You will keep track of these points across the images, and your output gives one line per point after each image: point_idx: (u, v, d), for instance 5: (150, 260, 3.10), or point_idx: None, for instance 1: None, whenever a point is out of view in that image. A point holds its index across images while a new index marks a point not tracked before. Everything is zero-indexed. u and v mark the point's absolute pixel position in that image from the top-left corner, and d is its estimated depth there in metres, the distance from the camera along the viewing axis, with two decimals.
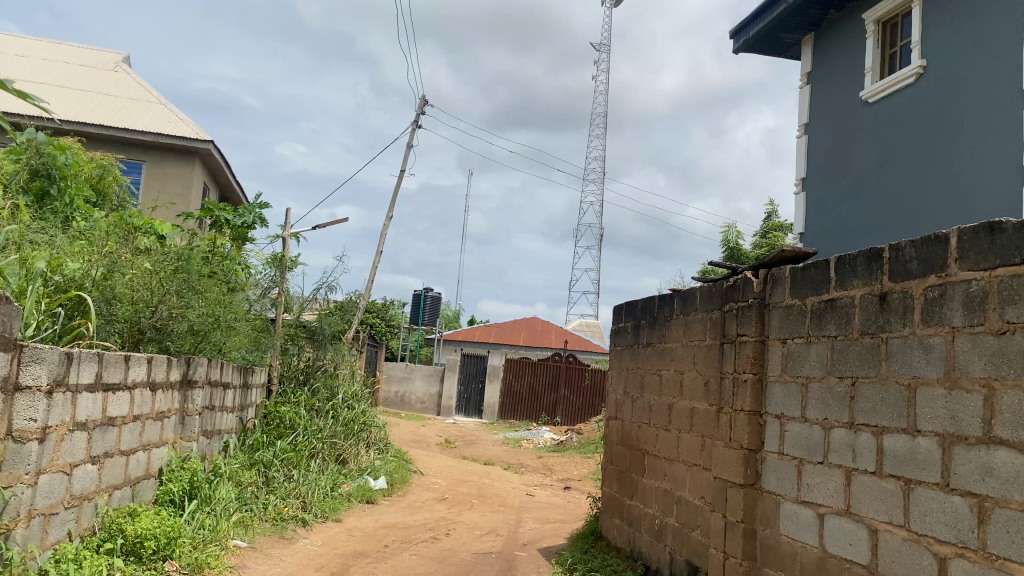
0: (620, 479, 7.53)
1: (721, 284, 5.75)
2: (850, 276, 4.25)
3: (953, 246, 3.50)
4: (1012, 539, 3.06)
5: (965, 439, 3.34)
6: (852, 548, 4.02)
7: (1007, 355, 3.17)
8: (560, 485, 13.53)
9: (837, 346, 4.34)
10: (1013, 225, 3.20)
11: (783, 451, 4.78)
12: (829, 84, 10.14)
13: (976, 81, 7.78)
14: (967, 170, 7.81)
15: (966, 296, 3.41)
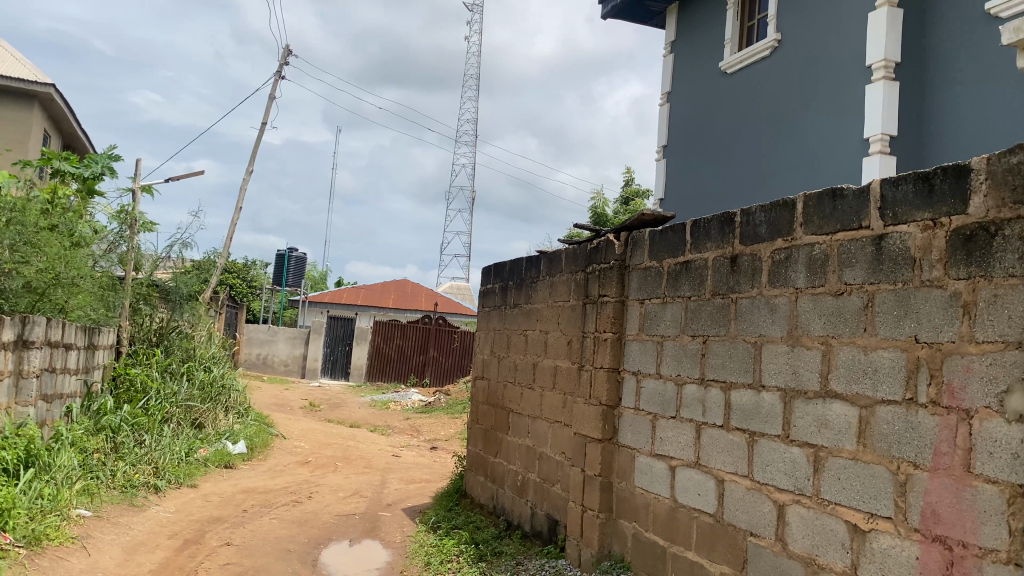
0: (485, 438, 7.62)
1: (585, 246, 5.85)
2: (705, 239, 4.42)
3: (798, 211, 3.70)
4: (842, 485, 3.29)
5: (804, 393, 3.56)
6: (700, 498, 4.22)
7: (843, 315, 3.38)
8: (426, 445, 13.57)
9: (691, 306, 4.50)
10: (853, 192, 3.39)
11: (639, 407, 4.95)
12: (691, 54, 10.44)
13: (822, 56, 8.17)
14: (811, 142, 8.24)
15: (809, 259, 3.61)
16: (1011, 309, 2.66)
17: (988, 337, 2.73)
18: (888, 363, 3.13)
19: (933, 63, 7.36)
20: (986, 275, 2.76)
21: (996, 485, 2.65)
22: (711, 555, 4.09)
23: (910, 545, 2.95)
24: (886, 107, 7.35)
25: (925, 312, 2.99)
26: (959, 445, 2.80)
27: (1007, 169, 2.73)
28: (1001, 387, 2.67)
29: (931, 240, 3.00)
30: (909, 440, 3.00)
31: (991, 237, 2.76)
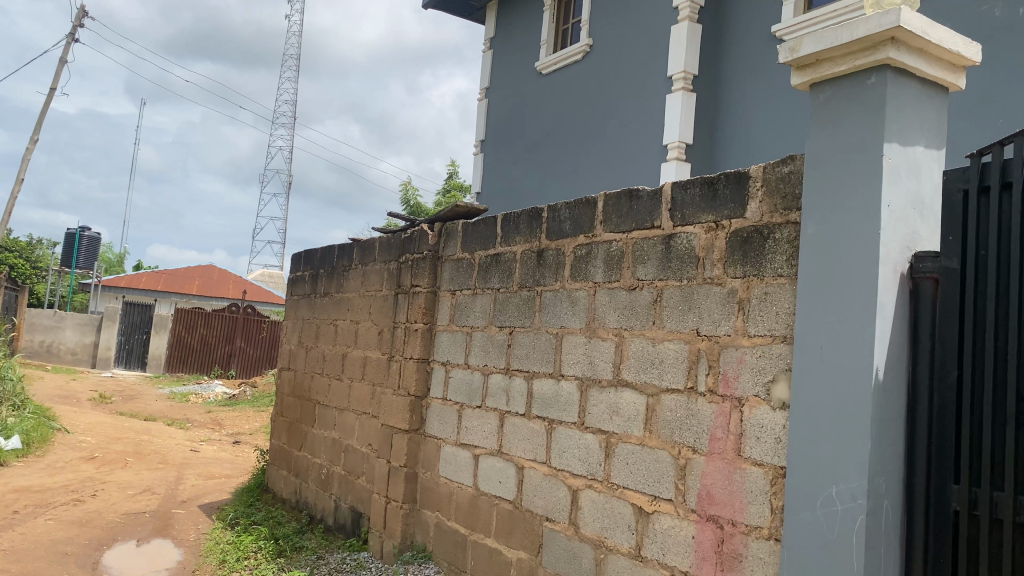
0: (289, 430, 7.38)
1: (398, 236, 5.81)
2: (514, 232, 4.51)
3: (599, 209, 3.86)
4: (630, 470, 3.48)
5: (598, 382, 3.72)
6: (501, 485, 4.31)
7: (636, 308, 3.56)
8: (229, 439, 12.96)
9: (499, 298, 4.59)
10: (647, 193, 3.58)
11: (446, 397, 4.98)
12: (510, 51, 10.63)
13: (630, 64, 8.57)
14: (617, 146, 8.64)
15: (607, 255, 3.77)
16: (779, 305, 2.90)
17: (759, 331, 2.97)
18: (673, 355, 3.33)
19: (727, 76, 7.88)
20: (759, 274, 3.00)
21: (761, 467, 2.89)
22: (508, 542, 4.19)
23: (687, 525, 3.16)
24: (682, 117, 7.82)
25: (706, 307, 3.21)
26: (732, 431, 3.03)
27: (780, 178, 2.98)
28: (768, 377, 2.91)
29: (713, 240, 3.22)
30: (690, 427, 3.21)
31: (763, 240, 3.00)
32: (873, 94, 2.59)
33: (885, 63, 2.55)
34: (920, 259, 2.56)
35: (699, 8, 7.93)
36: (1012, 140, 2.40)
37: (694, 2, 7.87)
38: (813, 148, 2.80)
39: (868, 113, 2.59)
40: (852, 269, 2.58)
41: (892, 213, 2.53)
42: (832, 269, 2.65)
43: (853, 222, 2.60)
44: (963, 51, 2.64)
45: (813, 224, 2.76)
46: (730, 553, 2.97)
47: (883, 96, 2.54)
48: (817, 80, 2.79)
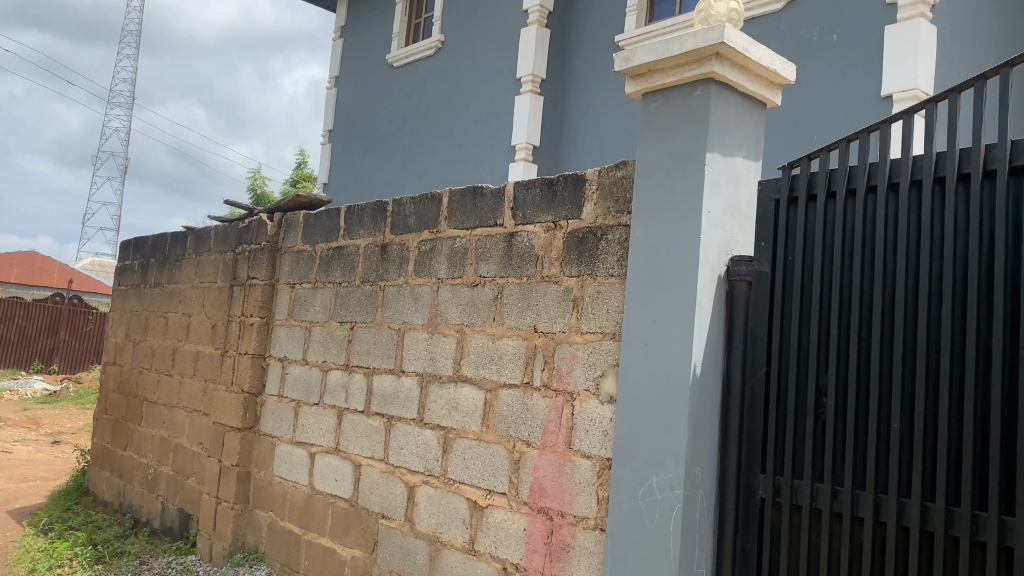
0: (113, 429, 6.93)
1: (235, 225, 5.58)
2: (357, 225, 4.44)
3: (444, 205, 3.86)
4: (466, 465, 3.50)
5: (439, 378, 3.72)
6: (337, 483, 4.24)
7: (477, 305, 3.59)
8: (47, 440, 12.01)
9: (340, 292, 4.50)
10: (491, 191, 3.62)
11: (283, 393, 4.83)
12: (361, 42, 10.45)
13: (482, 62, 8.63)
14: (467, 144, 8.69)
15: (450, 251, 3.78)
16: (610, 303, 3.01)
17: (591, 328, 3.07)
18: (510, 351, 3.39)
19: (573, 81, 8.09)
20: (593, 273, 3.09)
21: (589, 459, 2.99)
22: (343, 540, 4.12)
23: (519, 518, 3.22)
24: (530, 118, 7.97)
25: (544, 305, 3.27)
26: (564, 425, 3.11)
27: (613, 181, 3.08)
28: (598, 372, 3.01)
29: (551, 240, 3.30)
30: (524, 421, 3.27)
31: (598, 240, 3.10)
32: (699, 105, 2.72)
33: (710, 76, 2.69)
34: (737, 262, 2.73)
35: (548, 13, 8.10)
36: (817, 154, 2.59)
37: (544, 7, 8.03)
38: (643, 154, 2.92)
39: (693, 123, 2.73)
40: (676, 270, 2.72)
41: (712, 218, 2.68)
42: (658, 270, 2.78)
43: (678, 226, 2.73)
44: (779, 69, 2.83)
45: (641, 227, 2.88)
46: (558, 543, 3.05)
47: (707, 108, 2.69)
48: (647, 90, 2.91)
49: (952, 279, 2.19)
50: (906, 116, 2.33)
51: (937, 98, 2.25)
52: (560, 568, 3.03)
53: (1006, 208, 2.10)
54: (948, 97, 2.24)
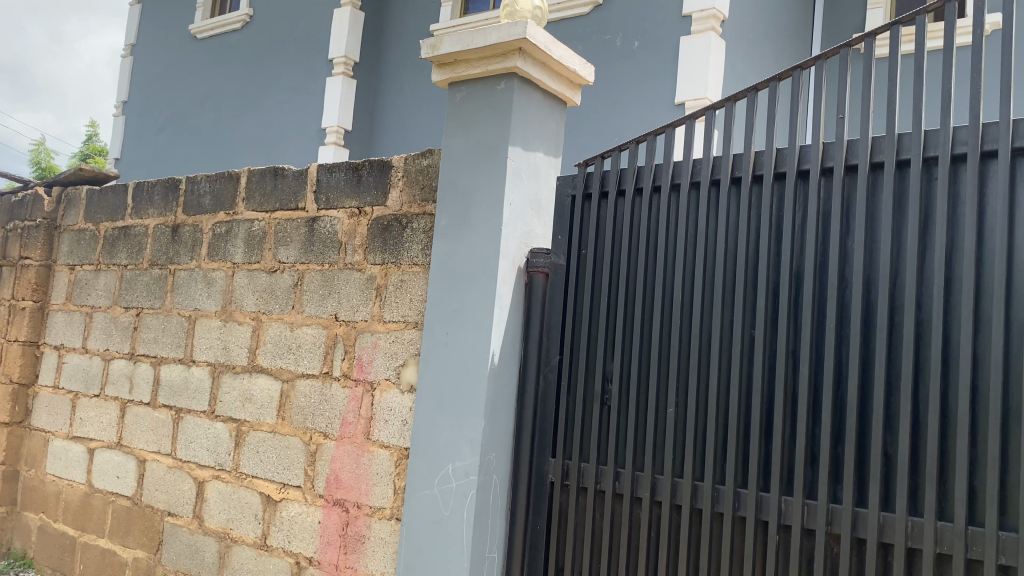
0: None
1: (6, 199, 5.05)
2: (147, 204, 4.15)
3: (241, 186, 3.68)
4: (260, 458, 3.37)
5: (232, 368, 3.55)
6: (118, 481, 3.95)
7: (275, 291, 3.46)
8: None
9: (126, 276, 4.18)
10: (293, 172, 3.49)
11: (58, 384, 4.43)
12: (162, 9, 9.78)
13: (293, 41, 8.34)
14: (276, 125, 8.37)
15: (248, 235, 3.61)
16: (413, 293, 2.98)
17: (394, 317, 3.03)
18: (309, 340, 3.29)
19: (387, 67, 7.99)
20: (396, 261, 3.05)
21: (387, 449, 2.96)
22: (124, 541, 3.85)
23: (314, 511, 3.15)
24: (342, 102, 7.78)
25: (345, 293, 3.20)
26: (362, 415, 3.06)
27: (419, 169, 3.05)
28: (398, 362, 2.99)
29: (355, 226, 3.22)
30: (322, 412, 3.19)
31: (402, 228, 3.06)
32: (502, 99, 2.74)
33: (513, 71, 2.72)
34: (536, 255, 2.78)
35: None
36: (610, 153, 2.68)
37: None
38: (447, 145, 2.90)
39: (497, 116, 2.75)
40: (477, 261, 2.73)
41: (513, 211, 2.71)
42: (459, 260, 2.78)
43: (480, 216, 2.74)
44: (579, 70, 2.90)
45: (445, 216, 2.86)
46: (353, 535, 3.01)
47: (510, 102, 2.71)
48: (453, 80, 2.90)
49: (722, 274, 2.36)
50: (688, 121, 2.47)
51: (714, 106, 2.41)
52: (354, 560, 2.99)
53: (770, 211, 2.29)
54: (724, 106, 2.41)
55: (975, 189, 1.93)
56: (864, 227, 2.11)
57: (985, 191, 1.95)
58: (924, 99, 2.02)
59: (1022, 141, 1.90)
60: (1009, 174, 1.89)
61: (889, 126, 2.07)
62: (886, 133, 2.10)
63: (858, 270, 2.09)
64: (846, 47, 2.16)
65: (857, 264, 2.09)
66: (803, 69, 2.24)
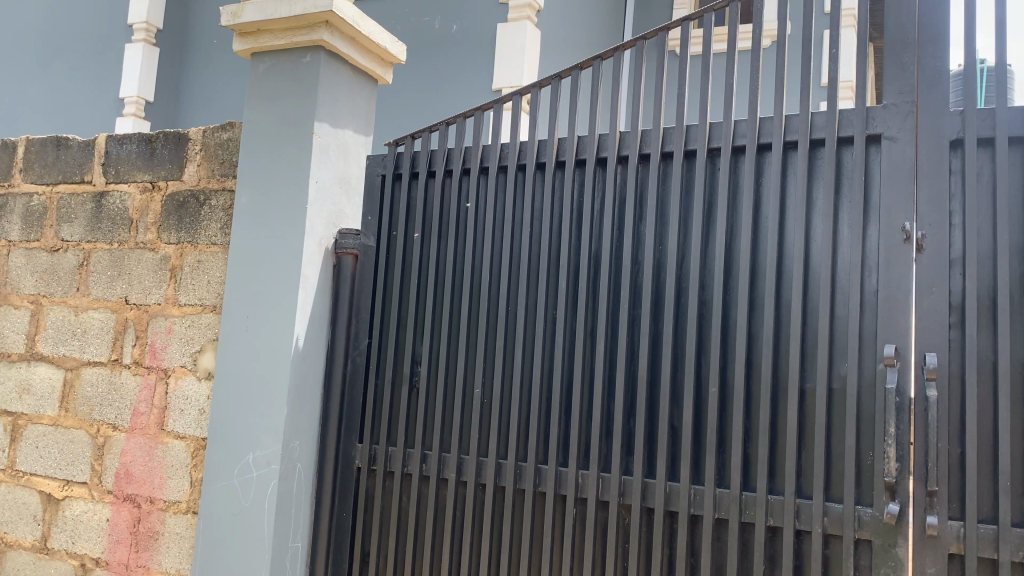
0: None
1: None
2: None
3: (18, 155, 3.35)
4: (39, 454, 3.09)
5: (7, 356, 3.23)
6: None
7: (57, 272, 3.17)
8: None
9: None
10: (78, 143, 3.21)
11: None
12: None
13: (89, 4, 7.70)
14: (69, 94, 7.70)
15: (25, 210, 3.29)
16: (211, 274, 2.82)
17: (189, 300, 2.86)
18: (96, 325, 3.04)
19: (196, 38, 7.56)
20: (193, 240, 2.88)
21: (182, 440, 2.79)
22: None
23: (101, 508, 2.92)
24: (143, 72, 7.28)
25: (137, 274, 2.99)
26: (156, 405, 2.87)
27: (218, 144, 2.89)
28: (195, 347, 2.82)
29: (148, 202, 3.01)
30: (110, 402, 2.96)
31: (200, 206, 2.89)
32: (308, 74, 2.63)
33: (319, 45, 2.62)
34: (345, 235, 2.69)
35: None
36: (419, 134, 2.63)
37: None
38: (249, 119, 2.76)
39: (302, 91, 2.64)
40: (280, 241, 2.62)
41: (320, 189, 2.62)
42: (262, 240, 2.66)
43: (285, 194, 2.63)
44: (390, 47, 2.82)
45: (246, 193, 2.72)
46: (145, 532, 2.82)
47: (316, 77, 2.61)
48: (257, 50, 2.76)
49: (526, 256, 2.38)
50: (496, 105, 2.48)
51: (520, 91, 2.44)
52: (146, 558, 2.81)
53: (571, 196, 2.34)
54: (529, 92, 2.44)
55: (753, 178, 2.06)
56: (655, 213, 2.20)
57: (761, 181, 2.10)
58: (709, 93, 2.13)
59: (792, 135, 2.05)
60: (780, 165, 2.03)
61: (679, 117, 2.17)
62: (675, 124, 2.20)
63: (650, 254, 2.19)
64: (641, 40, 2.24)
65: (648, 248, 2.19)
66: (603, 59, 2.30)
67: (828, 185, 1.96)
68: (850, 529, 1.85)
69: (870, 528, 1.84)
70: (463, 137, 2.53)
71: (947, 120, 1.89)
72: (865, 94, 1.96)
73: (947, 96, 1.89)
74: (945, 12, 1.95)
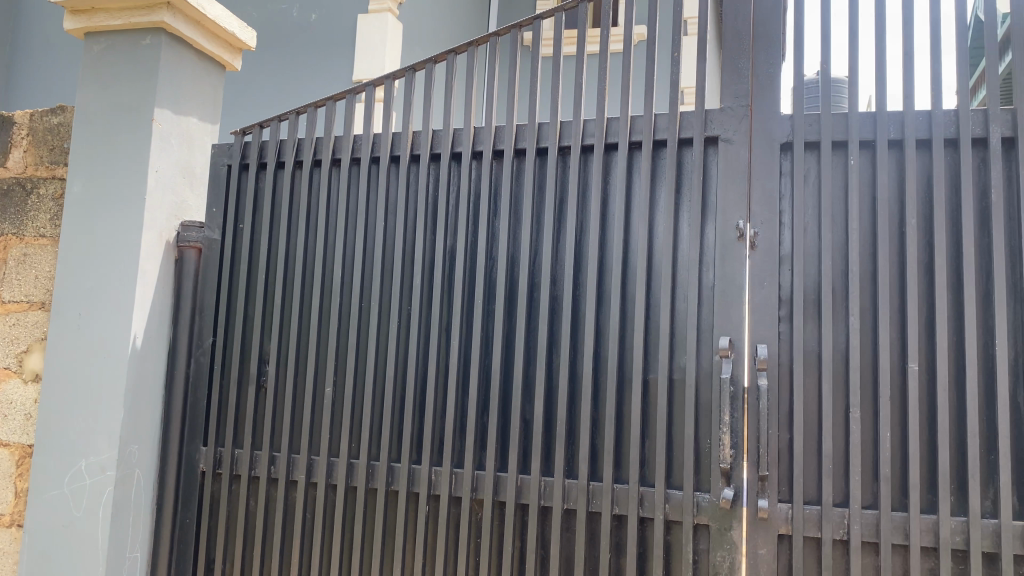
0: None
1: None
2: None
3: None
4: None
5: None
6: None
7: None
8: None
9: None
10: None
11: None
12: None
13: None
14: None
15: None
16: (38, 269, 2.62)
17: (14, 296, 2.65)
18: None
19: (28, 15, 7.03)
20: (19, 233, 2.67)
21: (6, 448, 2.58)
22: None
23: None
24: None
25: None
26: None
27: (47, 129, 2.69)
28: (20, 348, 2.61)
29: None
30: None
31: (26, 195, 2.68)
32: (147, 58, 2.49)
33: (159, 27, 2.47)
34: (188, 228, 2.58)
35: None
36: (268, 123, 2.54)
37: None
38: (82, 103, 2.58)
39: (140, 75, 2.49)
40: (116, 233, 2.46)
41: (160, 178, 2.48)
42: (96, 232, 2.49)
43: (122, 183, 2.47)
44: (238, 33, 2.70)
45: (79, 182, 2.55)
46: None
47: (155, 61, 2.47)
48: (90, 29, 2.58)
49: (380, 252, 2.34)
50: (349, 95, 2.43)
51: (373, 83, 2.39)
52: None
53: (426, 191, 2.32)
54: (383, 84, 2.40)
55: (601, 176, 2.11)
56: (509, 209, 2.21)
57: (608, 179, 2.16)
58: (560, 92, 2.16)
59: (637, 135, 2.11)
60: (626, 164, 2.09)
61: (531, 114, 2.19)
62: (527, 121, 2.22)
63: (504, 251, 2.19)
64: (495, 36, 2.24)
65: (501, 243, 2.19)
66: (456, 54, 2.29)
67: (670, 183, 2.03)
68: (689, 514, 1.92)
69: (708, 513, 1.92)
70: (315, 127, 2.46)
71: (778, 124, 2.00)
72: (704, 98, 2.04)
73: (779, 102, 2.00)
74: (777, 22, 2.06)
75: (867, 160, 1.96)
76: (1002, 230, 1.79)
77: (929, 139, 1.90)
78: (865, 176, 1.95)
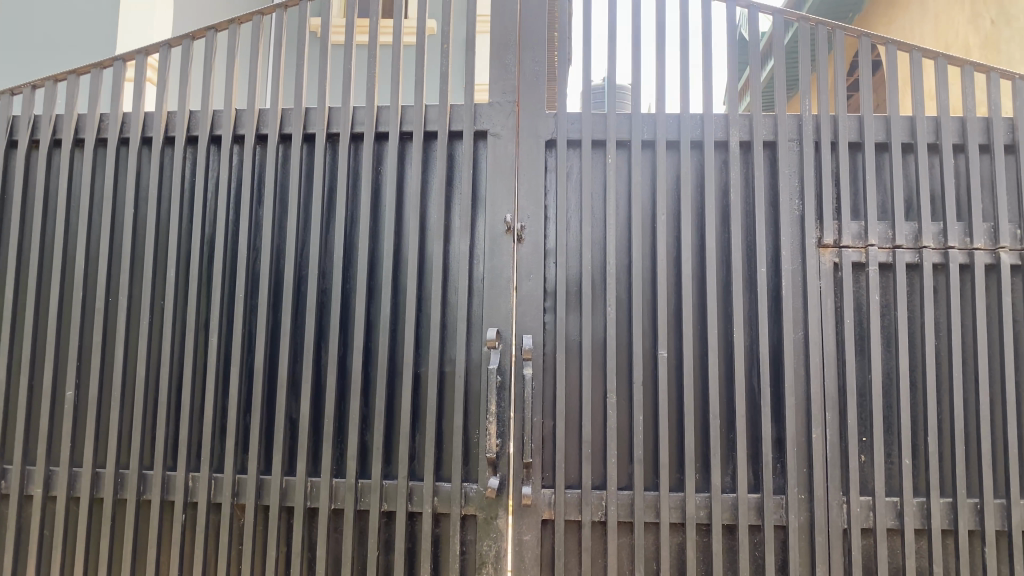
0: None
1: None
2: None
3: None
4: None
5: None
6: None
7: None
8: None
9: None
10: None
11: None
12: None
13: None
14: None
15: None
16: None
17: None
18: None
19: None
20: None
21: None
22: None
23: None
24: None
25: None
26: None
27: None
28: None
29: None
30: None
31: None
32: None
33: None
34: None
35: None
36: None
37: None
38: None
39: None
40: None
41: None
42: None
43: None
44: None
45: None
46: None
47: None
48: None
49: (130, 242, 2.15)
50: (94, 70, 2.22)
51: (122, 58, 2.21)
52: None
53: (182, 175, 2.16)
54: (135, 58, 2.22)
55: (370, 165, 2.06)
56: (273, 199, 2.11)
57: (379, 169, 2.12)
58: (328, 77, 2.08)
59: (407, 126, 2.09)
60: (396, 154, 2.06)
61: (297, 98, 2.10)
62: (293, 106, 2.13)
63: (268, 242, 2.09)
64: (259, 15, 2.14)
65: (266, 233, 2.08)
66: (217, 31, 2.16)
67: (439, 175, 2.03)
68: (457, 506, 1.92)
69: (475, 503, 1.93)
70: (54, 103, 2.23)
71: (542, 121, 2.05)
72: (472, 91, 2.06)
73: (542, 100, 2.06)
74: (542, 21, 2.12)
75: (624, 158, 2.06)
76: (740, 226, 1.95)
77: (677, 140, 2.02)
78: (622, 173, 2.05)
